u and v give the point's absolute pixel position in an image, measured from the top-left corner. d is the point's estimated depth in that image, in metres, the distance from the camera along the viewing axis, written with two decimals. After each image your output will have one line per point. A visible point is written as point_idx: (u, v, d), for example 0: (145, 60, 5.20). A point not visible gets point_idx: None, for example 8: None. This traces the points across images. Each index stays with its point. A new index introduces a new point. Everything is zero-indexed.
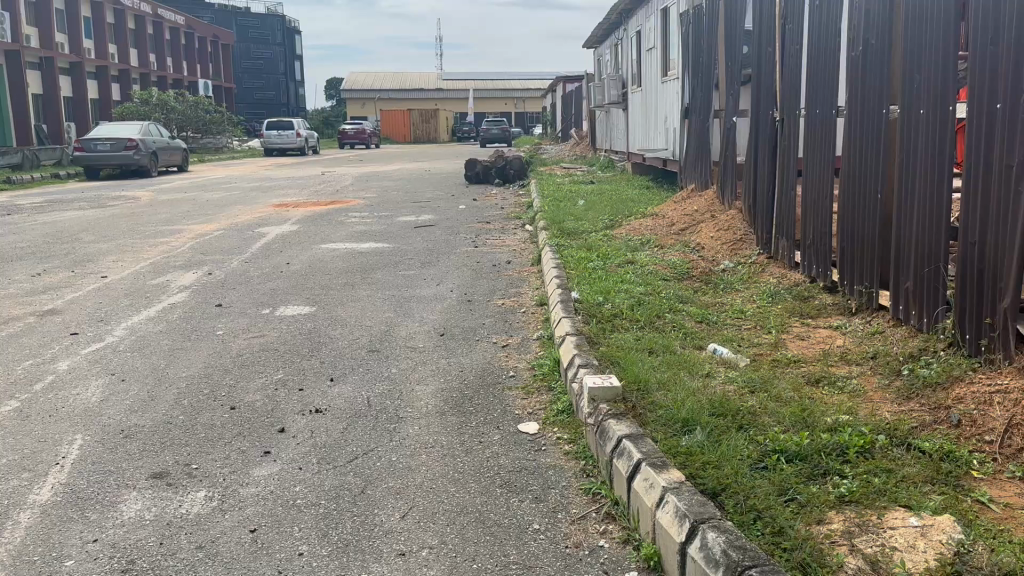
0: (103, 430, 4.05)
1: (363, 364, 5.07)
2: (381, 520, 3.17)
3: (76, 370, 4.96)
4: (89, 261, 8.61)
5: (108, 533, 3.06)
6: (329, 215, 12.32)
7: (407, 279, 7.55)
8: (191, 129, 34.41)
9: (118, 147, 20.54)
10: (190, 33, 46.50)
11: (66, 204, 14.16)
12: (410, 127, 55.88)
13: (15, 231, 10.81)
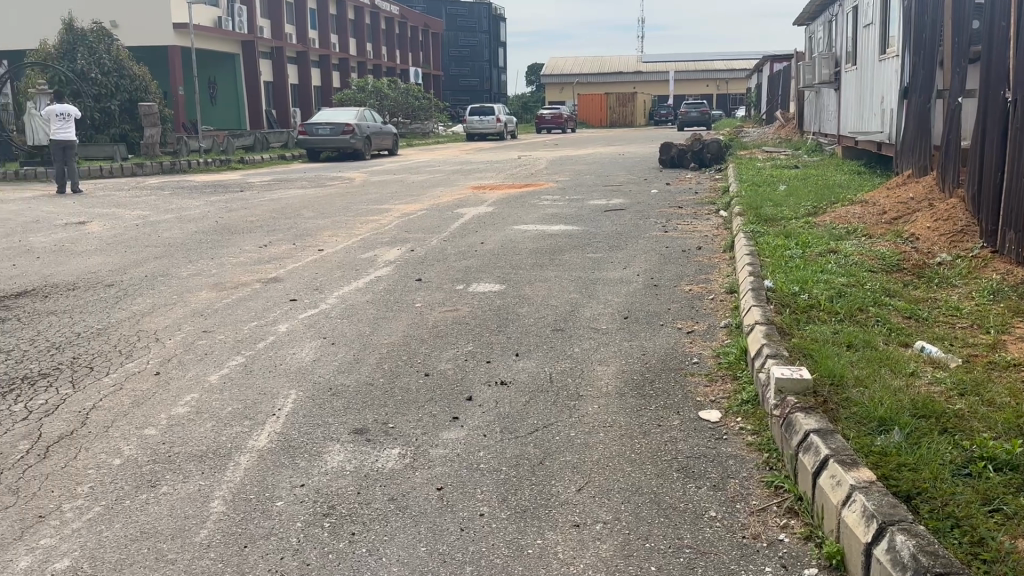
0: (314, 387, 4.46)
1: (548, 341, 5.20)
2: (557, 491, 3.27)
3: (293, 332, 5.48)
4: (308, 235, 9.42)
5: (313, 479, 3.38)
6: (524, 197, 12.63)
7: (595, 261, 7.61)
8: (401, 115, 36.43)
9: (336, 132, 22.21)
10: (403, 23, 49.02)
11: (290, 184, 15.53)
12: (607, 111, 55.74)
13: (247, 207, 12.03)
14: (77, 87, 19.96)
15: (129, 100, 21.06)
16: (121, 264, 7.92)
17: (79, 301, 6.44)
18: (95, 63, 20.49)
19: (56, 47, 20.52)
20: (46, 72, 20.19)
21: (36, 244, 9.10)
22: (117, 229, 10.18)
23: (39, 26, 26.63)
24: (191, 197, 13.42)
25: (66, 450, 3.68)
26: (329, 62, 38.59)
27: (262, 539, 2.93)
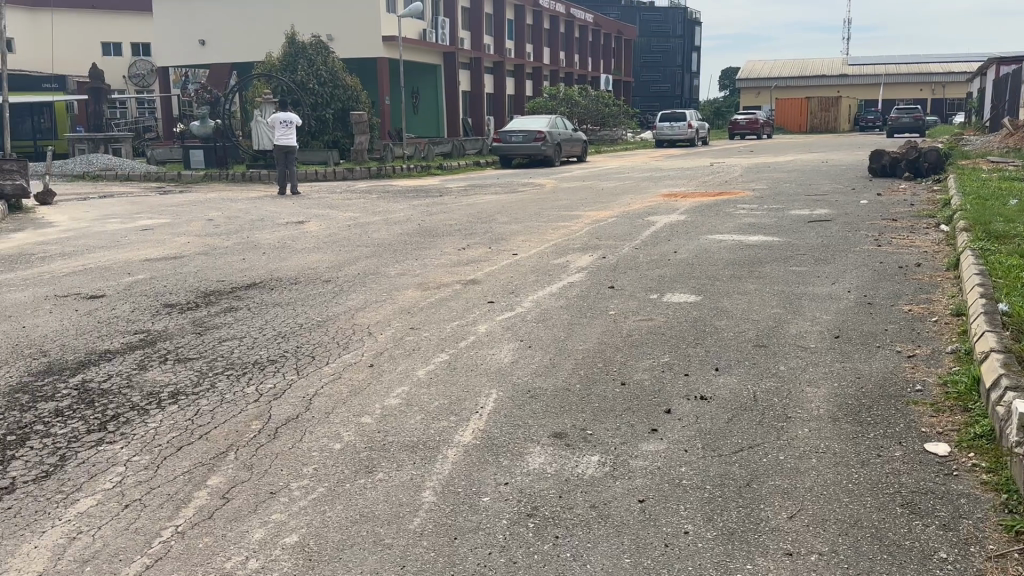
0: (514, 388, 4.55)
1: (752, 357, 5.01)
2: (767, 516, 3.13)
3: (492, 333, 5.64)
4: (503, 239, 9.68)
5: (516, 479, 3.45)
6: (719, 205, 12.28)
7: (799, 275, 7.26)
8: (591, 121, 36.62)
9: (529, 139, 22.70)
10: (597, 30, 49.27)
11: (485, 189, 16.04)
12: (808, 116, 52.99)
13: (446, 211, 12.54)
14: (298, 97, 21.73)
15: (342, 109, 22.64)
16: (335, 261, 8.53)
17: (300, 294, 6.99)
18: (313, 74, 22.21)
19: (281, 59, 22.44)
20: (272, 83, 22.15)
21: (263, 240, 9.99)
22: (331, 228, 10.95)
23: (267, 40, 29.17)
24: (395, 200, 14.21)
25: (292, 432, 3.99)
26: (523, 71, 39.55)
27: (469, 532, 3.03)
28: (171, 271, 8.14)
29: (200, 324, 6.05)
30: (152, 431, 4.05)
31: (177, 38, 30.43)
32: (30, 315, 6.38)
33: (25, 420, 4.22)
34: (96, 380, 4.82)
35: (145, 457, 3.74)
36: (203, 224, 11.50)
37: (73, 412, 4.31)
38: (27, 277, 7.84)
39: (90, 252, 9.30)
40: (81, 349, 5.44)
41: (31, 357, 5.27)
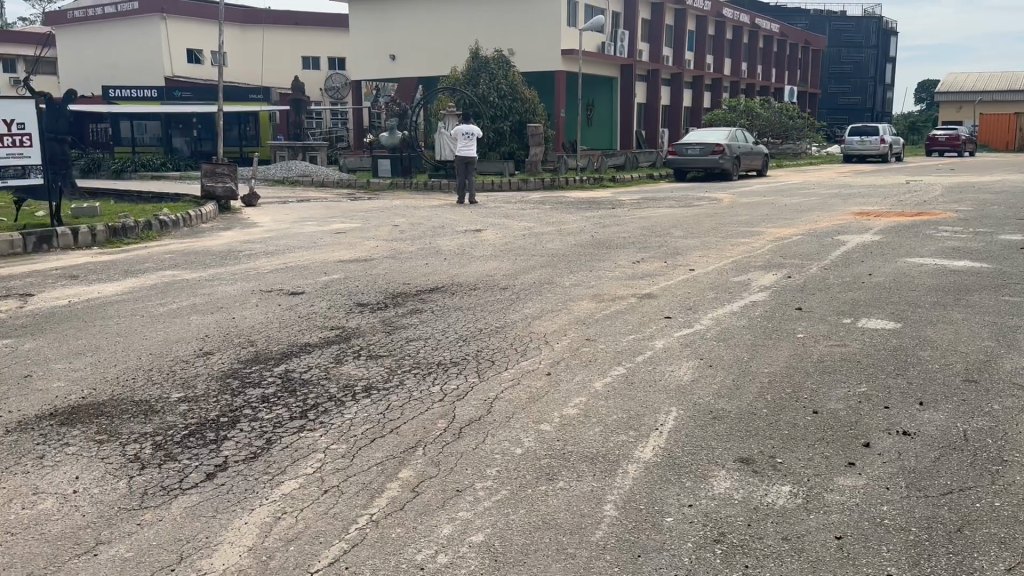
0: (696, 408, 4.44)
1: (960, 394, 4.60)
2: (981, 566, 2.86)
3: (671, 349, 5.54)
4: (680, 254, 9.50)
5: (701, 502, 3.35)
6: (916, 226, 11.42)
7: (1013, 306, 6.60)
8: (772, 135, 35.24)
9: (707, 152, 22.18)
10: (782, 41, 47.43)
11: (661, 202, 15.80)
12: (1017, 133, 48.44)
13: (620, 223, 12.49)
14: (479, 109, 22.43)
15: (519, 121, 23.14)
16: (512, 270, 8.69)
17: (480, 299, 7.19)
18: (494, 88, 22.83)
19: (464, 73, 23.26)
20: (455, 95, 23.00)
21: (444, 247, 10.37)
22: (508, 237, 11.19)
23: (452, 55, 30.40)
24: (568, 212, 14.33)
25: (475, 433, 4.10)
26: (702, 83, 38.77)
27: (654, 552, 2.97)
28: (361, 272, 8.62)
29: (389, 324, 6.35)
30: (347, 422, 4.29)
31: (370, 55, 32.23)
32: (238, 307, 6.94)
33: (236, 403, 4.59)
34: (297, 371, 5.17)
35: (341, 446, 3.96)
36: (388, 230, 12.10)
37: (277, 400, 4.64)
38: (236, 272, 8.57)
39: (289, 251, 10.04)
40: (283, 341, 5.87)
41: (240, 346, 5.73)
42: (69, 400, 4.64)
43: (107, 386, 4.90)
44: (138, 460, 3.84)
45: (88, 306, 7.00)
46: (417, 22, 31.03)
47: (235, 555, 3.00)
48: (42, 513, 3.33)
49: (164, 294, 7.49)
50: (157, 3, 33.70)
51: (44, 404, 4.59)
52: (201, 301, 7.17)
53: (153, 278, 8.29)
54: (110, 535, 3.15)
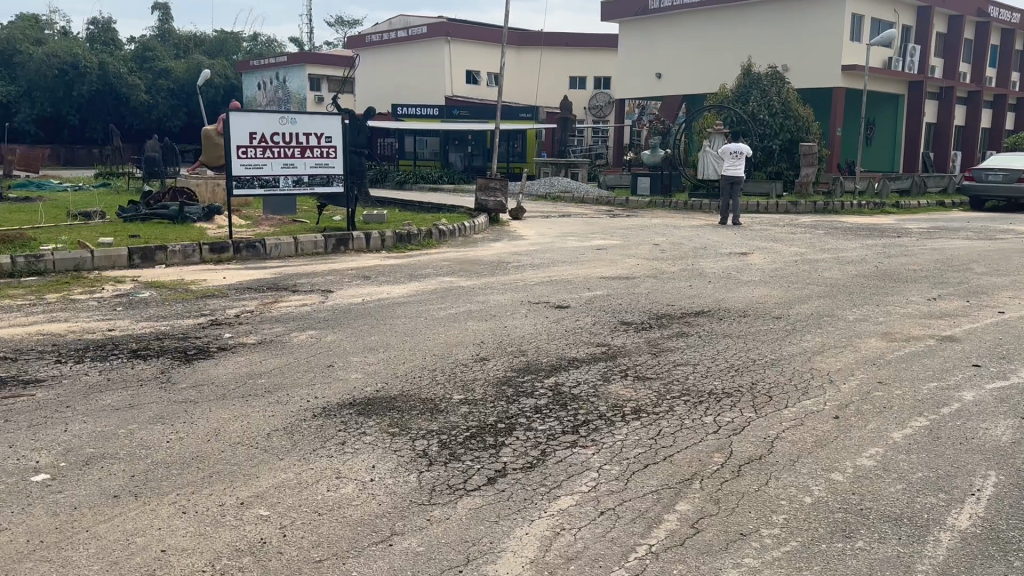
0: (1020, 476, 3.83)
1: None
2: None
3: (983, 404, 4.86)
4: (984, 293, 8.42)
5: None
6: None
7: None
8: None
9: (1012, 179, 19.64)
10: None
11: (954, 233, 14.21)
12: None
13: (907, 254, 11.38)
14: (747, 128, 21.66)
15: (790, 140, 22.02)
16: (785, 298, 8.21)
17: (752, 327, 6.85)
18: (765, 105, 21.90)
19: (734, 90, 22.59)
20: (723, 112, 22.39)
21: (710, 269, 10.06)
22: (778, 263, 10.62)
23: (720, 72, 29.78)
24: (845, 238, 13.32)
25: (757, 473, 3.85)
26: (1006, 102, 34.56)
27: None
28: (626, 290, 8.59)
29: (656, 345, 6.24)
30: (619, 442, 4.23)
31: (637, 73, 32.49)
32: (510, 316, 7.19)
33: (511, 411, 4.71)
34: (567, 384, 5.22)
35: (615, 467, 3.90)
36: (650, 248, 11.98)
37: (549, 412, 4.70)
38: (506, 282, 8.90)
39: (555, 265, 10.27)
40: (552, 353, 5.96)
41: (513, 354, 5.91)
42: (364, 392, 5.03)
43: (396, 381, 5.26)
44: (426, 456, 4.04)
45: (376, 306, 7.60)
46: (686, 39, 30.74)
47: (518, 565, 3.03)
48: (344, 497, 3.61)
49: (443, 299, 7.96)
50: (442, 28, 36.42)
51: (343, 393, 5.02)
52: (476, 308, 7.51)
53: (432, 283, 8.84)
54: (403, 527, 3.33)
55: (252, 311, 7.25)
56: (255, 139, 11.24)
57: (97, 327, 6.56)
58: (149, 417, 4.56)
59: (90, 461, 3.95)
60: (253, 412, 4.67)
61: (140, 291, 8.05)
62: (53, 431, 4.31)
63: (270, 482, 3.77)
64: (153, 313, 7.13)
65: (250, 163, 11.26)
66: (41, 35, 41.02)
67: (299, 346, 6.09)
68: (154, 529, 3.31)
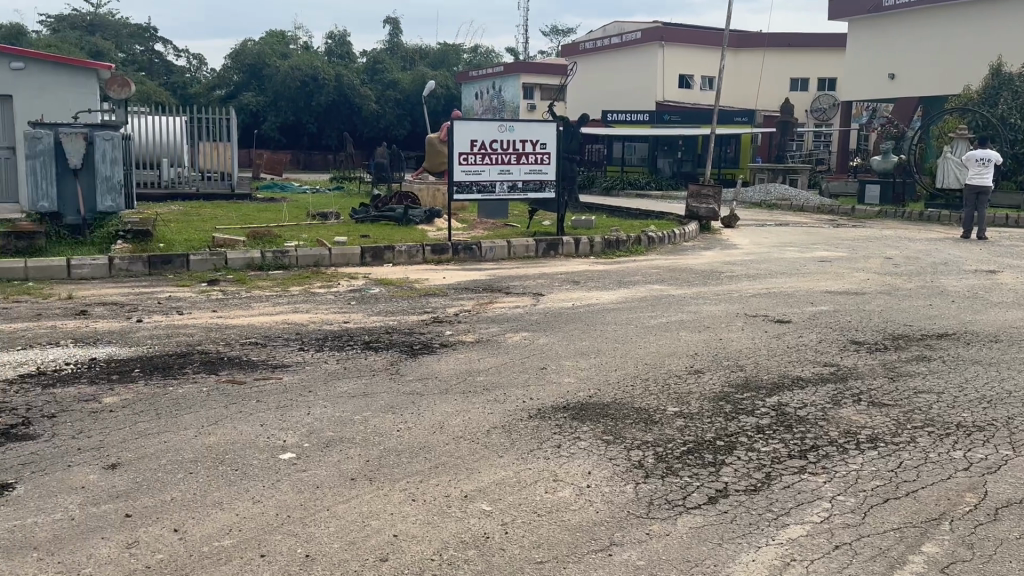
0: None
1: None
2: None
3: None
4: None
5: None
6: None
7: None
8: None
9: None
10: None
11: None
12: None
13: None
14: (995, 132, 19.56)
15: None
16: None
17: (1005, 355, 6.13)
18: (1019, 108, 19.64)
19: (981, 92, 20.48)
20: (966, 115, 20.36)
21: (951, 287, 9.15)
22: None
23: (962, 71, 26.99)
24: None
25: (1018, 519, 3.42)
26: None
27: None
28: (854, 306, 8.02)
29: (892, 369, 5.74)
30: (852, 472, 3.92)
31: (868, 76, 30.38)
32: (726, 328, 6.94)
33: (731, 428, 4.52)
34: (792, 405, 4.92)
35: (850, 499, 3.62)
36: (880, 262, 11.12)
37: (773, 432, 4.46)
38: (721, 293, 8.62)
39: (773, 276, 9.81)
40: (774, 370, 5.66)
41: (731, 369, 5.69)
42: (579, 397, 5.05)
43: (610, 388, 5.23)
44: (642, 468, 3.97)
45: (587, 311, 7.62)
46: (922, 37, 28.27)
47: None
48: (561, 500, 3.62)
49: (655, 307, 7.84)
50: (657, 32, 36.07)
51: (557, 396, 5.07)
52: (689, 318, 7.31)
53: (643, 290, 8.75)
54: (622, 538, 3.28)
55: (470, 311, 7.53)
56: (476, 146, 11.68)
57: (333, 319, 7.10)
58: (380, 406, 4.85)
59: (329, 444, 4.25)
60: (474, 409, 4.83)
61: (369, 288, 8.62)
62: (298, 413, 4.70)
63: (491, 478, 3.86)
64: (380, 308, 7.61)
65: (470, 169, 11.72)
66: (288, 50, 45.16)
67: (514, 347, 6.23)
68: (387, 514, 3.50)
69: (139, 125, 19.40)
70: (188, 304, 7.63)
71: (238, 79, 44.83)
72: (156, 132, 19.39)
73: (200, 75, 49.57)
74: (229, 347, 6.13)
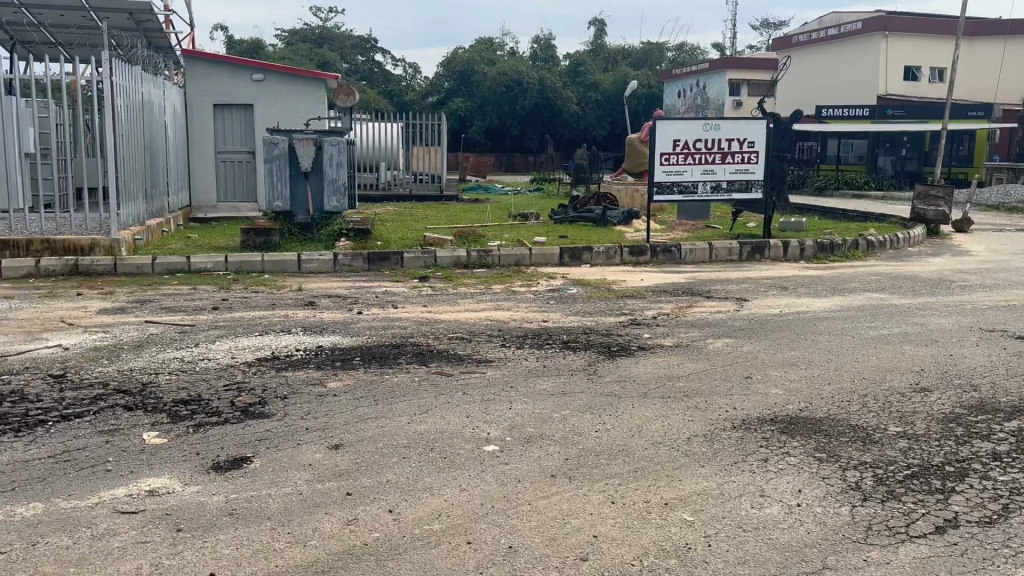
0: None
1: None
2: None
3: None
4: None
5: None
6: None
7: None
8: None
9: None
10: None
11: None
12: None
13: None
14: None
15: None
16: None
17: None
18: None
19: None
20: None
21: None
22: None
23: None
24: None
25: None
26: None
27: None
28: None
29: None
30: None
31: None
32: (956, 343, 6.34)
33: (963, 454, 4.11)
34: None
35: None
36: None
37: (1013, 461, 4.01)
38: (950, 304, 7.89)
39: (1013, 287, 8.83)
40: (1013, 393, 5.08)
41: (963, 389, 5.17)
42: (787, 410, 4.80)
43: (821, 402, 4.93)
44: (859, 489, 3.71)
45: (797, 318, 7.25)
46: None
47: None
48: (769, 517, 3.47)
49: (873, 317, 7.31)
50: (880, 22, 33.63)
51: (765, 408, 4.86)
52: (913, 331, 6.75)
53: (859, 298, 8.18)
54: (836, 562, 3.10)
55: (670, 314, 7.42)
56: (679, 146, 11.46)
57: (533, 318, 7.26)
58: (579, 406, 4.89)
59: (530, 440, 4.35)
60: (674, 415, 4.75)
61: (568, 287, 8.73)
62: (500, 407, 4.84)
63: (693, 487, 3.78)
64: (580, 308, 7.68)
65: (672, 169, 11.51)
66: (495, 55, 46.68)
67: (717, 353, 6.05)
68: (587, 514, 3.52)
69: (361, 129, 20.87)
70: (401, 298, 8.10)
71: (448, 85, 46.99)
72: (375, 137, 20.78)
73: (414, 83, 52.49)
74: (437, 340, 6.44)
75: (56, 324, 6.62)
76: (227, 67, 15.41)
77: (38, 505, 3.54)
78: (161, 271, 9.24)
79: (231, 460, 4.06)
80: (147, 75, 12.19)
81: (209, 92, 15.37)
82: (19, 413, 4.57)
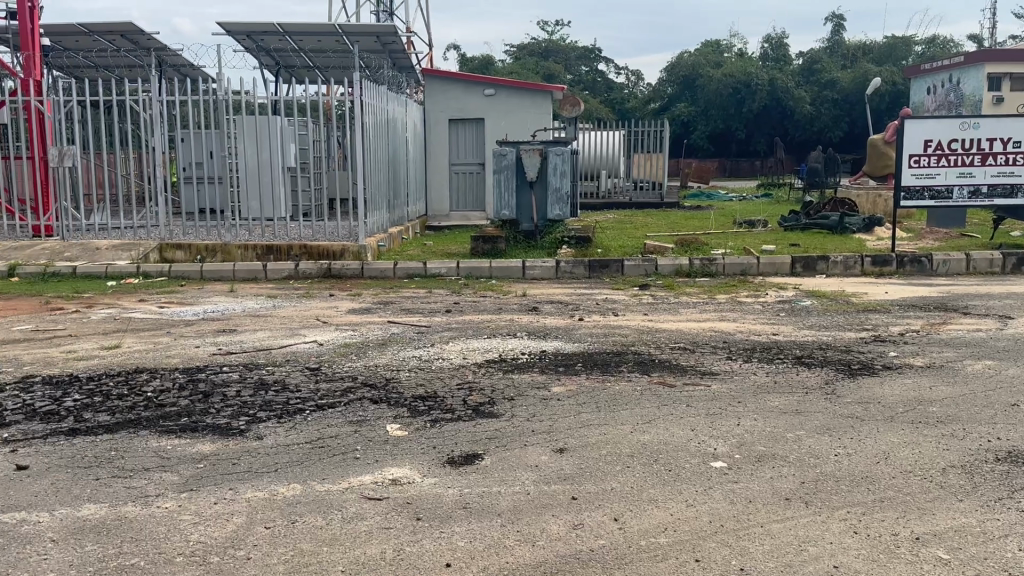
0: None
1: None
2: None
3: None
4: None
5: None
6: None
7: None
8: None
9: None
10: None
11: None
12: None
13: None
14: None
15: None
16: None
17: None
18: None
19: None
20: None
21: None
22: None
23: None
24: None
25: None
26: None
27: None
28: None
29: None
30: None
31: None
32: None
33: None
34: None
35: None
36: None
37: None
38: None
39: None
40: None
41: None
42: None
43: None
44: None
45: None
46: None
47: None
48: None
49: None
50: None
51: None
52: None
53: None
54: None
55: (918, 331, 6.79)
56: (931, 146, 10.44)
57: (763, 330, 6.95)
58: (815, 426, 4.60)
59: (761, 459, 4.15)
60: (926, 443, 4.32)
61: (801, 299, 8.27)
62: (728, 423, 4.68)
63: (950, 523, 3.43)
64: (814, 322, 7.24)
65: (922, 172, 10.52)
66: (721, 58, 45.45)
67: (975, 376, 5.45)
68: (827, 542, 3.30)
69: (584, 139, 21.20)
70: (623, 306, 8.09)
71: (672, 90, 46.43)
72: (598, 145, 21.00)
73: (637, 90, 52.42)
74: (661, 349, 6.35)
75: (312, 322, 7.33)
76: (461, 83, 16.26)
77: (296, 486, 3.92)
78: (400, 275, 9.91)
79: (465, 456, 4.25)
80: (391, 93, 13.15)
81: (443, 108, 16.30)
82: (282, 401, 5.10)
